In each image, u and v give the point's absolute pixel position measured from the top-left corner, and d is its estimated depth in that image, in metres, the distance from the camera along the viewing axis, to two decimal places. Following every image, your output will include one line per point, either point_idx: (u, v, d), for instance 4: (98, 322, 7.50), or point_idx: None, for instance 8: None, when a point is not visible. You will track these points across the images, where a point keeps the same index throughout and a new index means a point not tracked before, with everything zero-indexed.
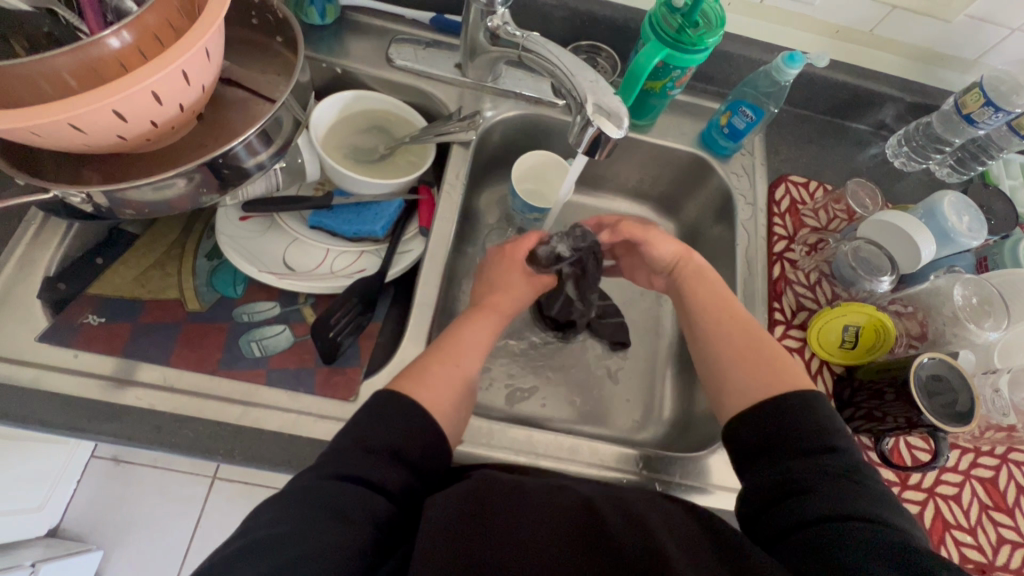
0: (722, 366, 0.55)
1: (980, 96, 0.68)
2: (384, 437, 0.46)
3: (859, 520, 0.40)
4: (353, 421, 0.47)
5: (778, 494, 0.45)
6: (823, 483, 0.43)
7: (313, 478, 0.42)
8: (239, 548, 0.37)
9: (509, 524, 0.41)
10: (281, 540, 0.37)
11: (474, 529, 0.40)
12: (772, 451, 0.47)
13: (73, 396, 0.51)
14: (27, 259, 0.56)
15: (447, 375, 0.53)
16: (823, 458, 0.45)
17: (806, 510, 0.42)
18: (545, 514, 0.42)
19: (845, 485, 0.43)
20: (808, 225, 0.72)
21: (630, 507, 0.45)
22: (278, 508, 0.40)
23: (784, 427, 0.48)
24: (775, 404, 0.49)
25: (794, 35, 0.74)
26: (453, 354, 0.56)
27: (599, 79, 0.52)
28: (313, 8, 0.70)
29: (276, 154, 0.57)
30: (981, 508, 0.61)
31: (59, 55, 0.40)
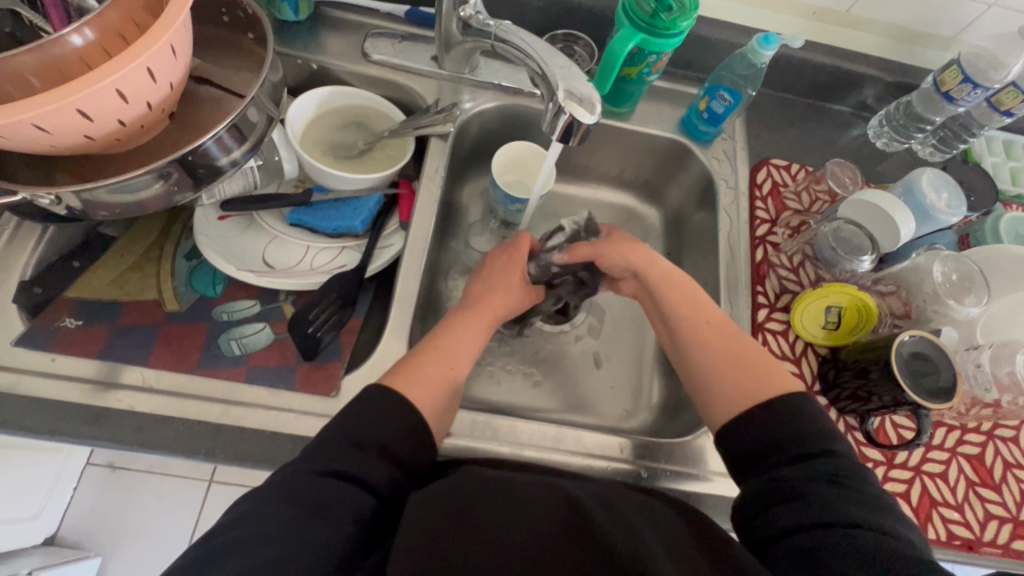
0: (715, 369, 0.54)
1: (958, 72, 0.67)
2: (367, 429, 0.46)
3: (852, 526, 0.40)
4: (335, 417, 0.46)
5: (771, 498, 0.45)
6: (816, 489, 0.43)
7: (293, 474, 0.42)
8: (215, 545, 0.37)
9: (494, 520, 0.41)
10: (256, 539, 0.36)
11: (459, 519, 0.41)
12: (768, 456, 0.47)
13: (52, 399, 0.51)
14: (3, 264, 0.55)
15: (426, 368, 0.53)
16: (817, 464, 0.45)
17: (797, 516, 0.42)
18: (529, 510, 0.42)
19: (839, 490, 0.43)
20: (790, 208, 0.72)
21: (617, 507, 0.45)
22: (256, 502, 0.40)
23: (777, 432, 0.47)
24: (766, 411, 0.49)
25: (772, 17, 0.73)
26: (431, 345, 0.56)
27: (571, 65, 0.52)
28: (286, 5, 0.70)
29: (248, 152, 0.57)
30: (968, 485, 0.61)
31: (20, 54, 0.40)
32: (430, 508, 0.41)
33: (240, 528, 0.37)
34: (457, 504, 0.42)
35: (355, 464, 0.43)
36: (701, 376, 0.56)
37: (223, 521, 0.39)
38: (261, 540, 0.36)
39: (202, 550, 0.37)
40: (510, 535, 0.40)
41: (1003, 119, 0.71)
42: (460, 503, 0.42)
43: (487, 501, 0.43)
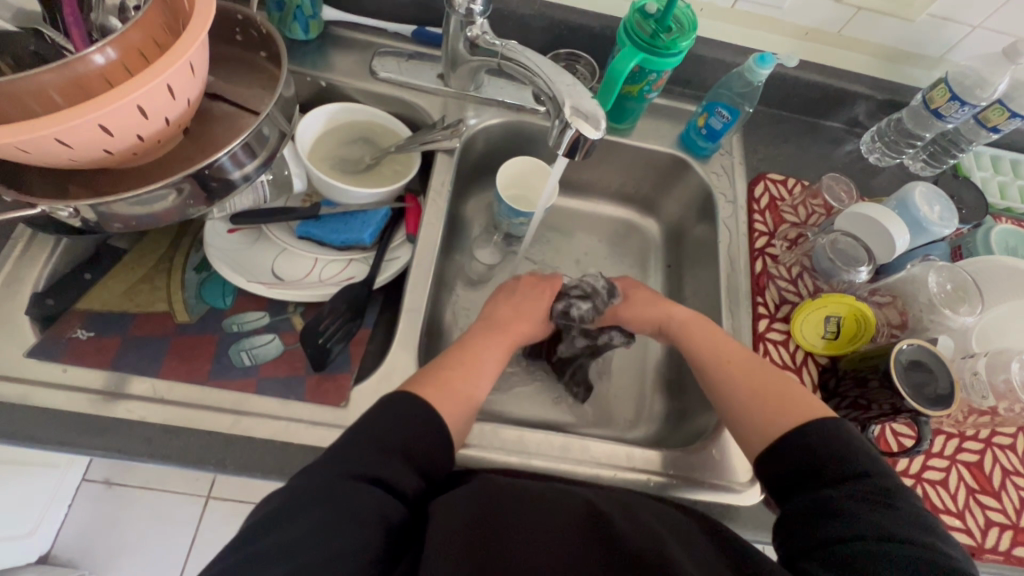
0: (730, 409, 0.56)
1: (945, 91, 0.70)
2: (389, 429, 0.46)
3: (892, 542, 0.41)
4: (372, 413, 0.48)
5: (810, 516, 0.45)
6: (856, 508, 0.44)
7: (322, 477, 0.42)
8: (238, 557, 0.37)
9: (521, 524, 0.42)
10: (292, 545, 0.37)
11: (484, 526, 0.41)
12: (809, 478, 0.48)
13: (62, 410, 0.51)
14: (15, 276, 0.56)
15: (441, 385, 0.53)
16: (857, 483, 0.45)
17: (836, 531, 0.43)
18: (554, 514, 0.44)
19: (881, 509, 0.43)
20: (788, 221, 0.74)
21: (634, 512, 0.46)
22: (282, 504, 0.40)
23: (814, 455, 0.48)
24: (805, 434, 0.50)
25: (766, 38, 0.76)
26: (464, 354, 0.58)
27: (576, 83, 0.54)
28: (296, 24, 0.71)
29: (260, 167, 0.58)
30: (968, 493, 0.62)
31: (46, 72, 0.41)
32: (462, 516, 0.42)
33: (270, 536, 0.38)
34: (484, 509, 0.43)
35: (385, 462, 0.44)
36: (725, 397, 0.57)
37: (253, 525, 0.40)
38: (288, 548, 0.37)
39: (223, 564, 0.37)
40: (530, 541, 0.41)
41: (990, 135, 0.74)
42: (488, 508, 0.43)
43: (510, 508, 0.44)
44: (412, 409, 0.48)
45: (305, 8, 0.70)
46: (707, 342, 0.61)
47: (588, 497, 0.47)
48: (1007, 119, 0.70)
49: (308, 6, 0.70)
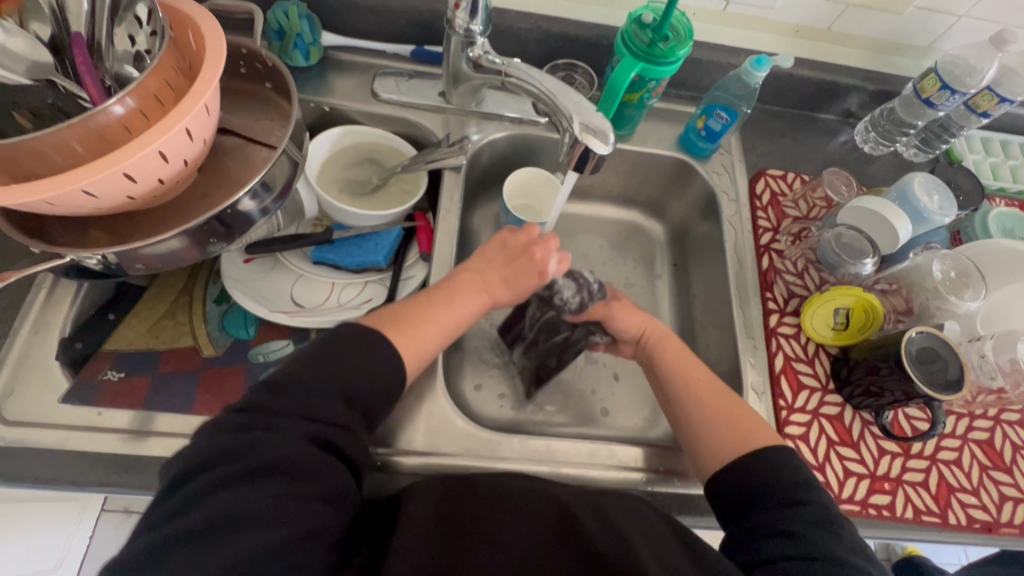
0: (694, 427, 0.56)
1: (936, 80, 0.71)
2: (337, 382, 0.47)
3: (825, 561, 0.42)
4: (322, 358, 0.48)
5: (757, 533, 0.46)
6: (804, 529, 0.44)
7: (274, 446, 0.41)
8: (168, 506, 0.38)
9: (486, 529, 0.44)
10: (237, 514, 0.37)
11: (445, 532, 0.43)
12: (755, 501, 0.48)
13: (97, 452, 0.52)
14: (41, 323, 0.57)
15: (408, 331, 0.55)
16: (802, 507, 0.46)
17: (778, 549, 0.44)
18: (523, 517, 0.45)
19: (826, 533, 0.44)
20: (790, 215, 0.76)
21: (608, 515, 0.47)
22: (228, 474, 0.38)
23: (763, 478, 0.49)
24: (763, 459, 0.50)
25: (758, 37, 0.77)
26: (435, 302, 0.59)
27: (582, 100, 0.55)
28: (297, 52, 0.72)
29: (277, 199, 0.59)
30: (981, 469, 0.64)
31: (69, 126, 0.42)
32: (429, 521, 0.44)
33: (211, 505, 0.37)
34: (442, 514, 0.45)
35: (328, 420, 0.45)
36: (690, 375, 0.60)
37: (192, 486, 0.38)
38: (221, 518, 0.36)
39: (152, 520, 0.37)
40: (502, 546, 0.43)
41: (980, 120, 0.76)
42: (445, 512, 0.45)
43: (475, 505, 0.46)
44: (387, 388, 0.50)
45: (305, 36, 0.71)
46: (685, 360, 0.62)
47: (560, 494, 0.49)
48: (997, 104, 0.72)
49: (308, 33, 0.71)
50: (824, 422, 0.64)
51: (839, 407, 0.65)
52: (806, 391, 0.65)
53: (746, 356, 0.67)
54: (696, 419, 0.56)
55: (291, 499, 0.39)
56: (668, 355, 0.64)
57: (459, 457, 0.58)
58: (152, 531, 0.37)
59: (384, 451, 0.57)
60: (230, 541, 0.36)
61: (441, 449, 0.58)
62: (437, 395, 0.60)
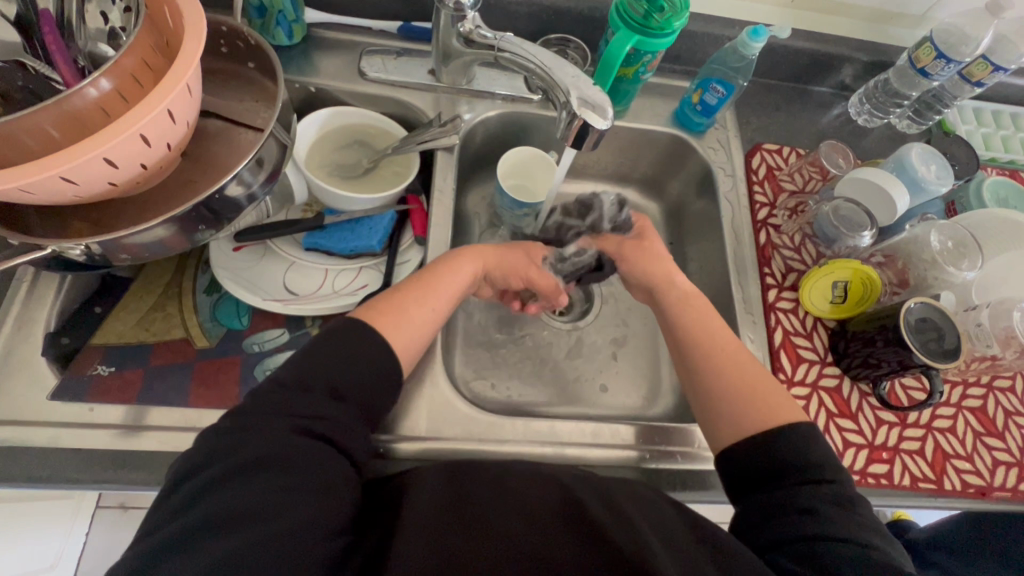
0: (708, 399, 0.55)
1: (932, 49, 0.71)
2: (325, 374, 0.47)
3: (852, 542, 0.42)
4: (307, 354, 0.48)
5: (774, 511, 0.46)
6: (829, 509, 0.44)
7: (265, 441, 0.41)
8: (183, 499, 0.38)
9: (486, 512, 0.43)
10: (236, 513, 0.37)
11: (444, 513, 0.43)
12: (771, 482, 0.48)
13: (91, 449, 0.50)
14: (24, 318, 0.55)
15: (387, 320, 0.53)
16: (829, 490, 0.46)
17: (804, 529, 0.44)
18: (524, 498, 0.45)
19: (849, 514, 0.44)
20: (786, 189, 0.75)
21: (618, 504, 0.46)
22: (227, 471, 0.39)
23: (786, 459, 0.48)
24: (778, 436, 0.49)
25: (753, 8, 0.76)
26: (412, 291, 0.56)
27: (579, 74, 0.54)
28: (279, 30, 0.69)
29: (265, 182, 0.57)
30: (975, 436, 0.65)
31: (43, 109, 0.39)
32: (428, 502, 0.44)
33: (219, 502, 0.37)
34: (445, 495, 0.45)
35: (315, 419, 0.44)
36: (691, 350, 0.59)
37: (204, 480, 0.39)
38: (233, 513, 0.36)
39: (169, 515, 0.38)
40: (502, 535, 0.41)
41: (974, 89, 0.76)
42: (450, 494, 0.45)
43: (478, 494, 0.45)
44: (373, 372, 0.49)
45: (288, 13, 0.68)
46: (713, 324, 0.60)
47: (563, 479, 0.48)
48: (990, 72, 0.72)
49: (290, 10, 0.68)
50: (823, 394, 0.64)
51: (837, 379, 0.66)
52: (805, 364, 0.66)
53: (745, 331, 0.67)
54: (716, 388, 0.55)
55: (288, 492, 0.39)
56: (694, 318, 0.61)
57: (462, 441, 0.57)
58: (164, 523, 0.37)
59: (385, 438, 0.56)
60: (237, 530, 0.36)
61: (444, 434, 0.57)
62: (437, 379, 0.60)
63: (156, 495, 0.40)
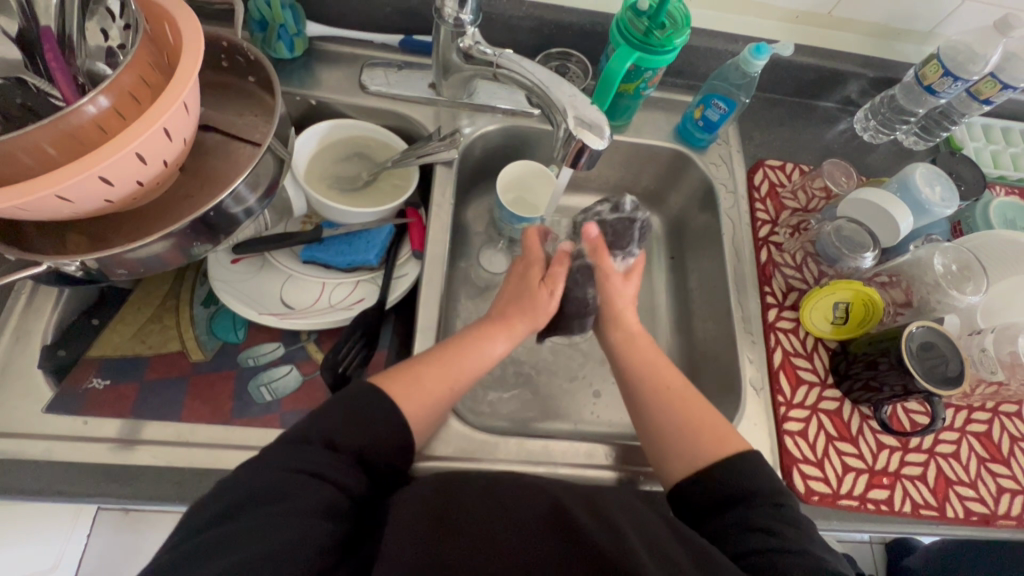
0: (665, 437, 0.54)
1: (938, 67, 0.70)
2: (320, 425, 0.46)
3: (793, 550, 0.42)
4: (322, 406, 0.47)
5: (736, 528, 0.46)
6: (774, 525, 0.44)
7: (271, 474, 0.41)
8: (193, 528, 0.38)
9: (476, 525, 0.43)
10: (244, 534, 0.37)
11: (436, 527, 0.42)
12: (717, 511, 0.48)
13: (84, 463, 0.51)
14: (21, 330, 0.55)
15: (406, 389, 0.52)
16: (771, 506, 0.46)
17: (753, 544, 0.44)
18: (516, 512, 0.44)
19: (794, 528, 0.44)
20: (789, 207, 0.75)
21: (602, 507, 0.46)
22: (235, 496, 0.40)
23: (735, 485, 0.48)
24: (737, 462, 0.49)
25: (758, 24, 0.75)
26: (435, 364, 0.54)
27: (578, 93, 0.54)
28: (281, 43, 0.70)
29: (262, 198, 0.57)
30: (979, 462, 0.64)
31: (40, 127, 0.39)
32: (419, 517, 0.43)
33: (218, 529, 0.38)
34: (438, 509, 0.44)
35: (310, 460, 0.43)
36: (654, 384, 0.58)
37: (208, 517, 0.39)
38: (224, 538, 0.37)
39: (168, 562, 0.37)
40: (498, 550, 0.41)
41: (982, 107, 0.74)
42: (443, 508, 0.44)
43: (466, 507, 0.45)
44: (375, 419, 0.47)
45: (289, 26, 0.69)
46: (657, 364, 0.59)
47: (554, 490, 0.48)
48: (999, 91, 0.71)
49: (291, 24, 0.69)
50: (822, 417, 0.63)
51: (838, 402, 0.65)
52: (805, 386, 0.65)
53: (744, 351, 0.66)
54: (668, 425, 0.55)
55: (289, 512, 0.39)
56: (639, 360, 0.60)
57: (455, 459, 0.57)
58: (187, 539, 0.38)
59: None
60: (240, 542, 0.36)
61: (437, 452, 0.57)
62: None
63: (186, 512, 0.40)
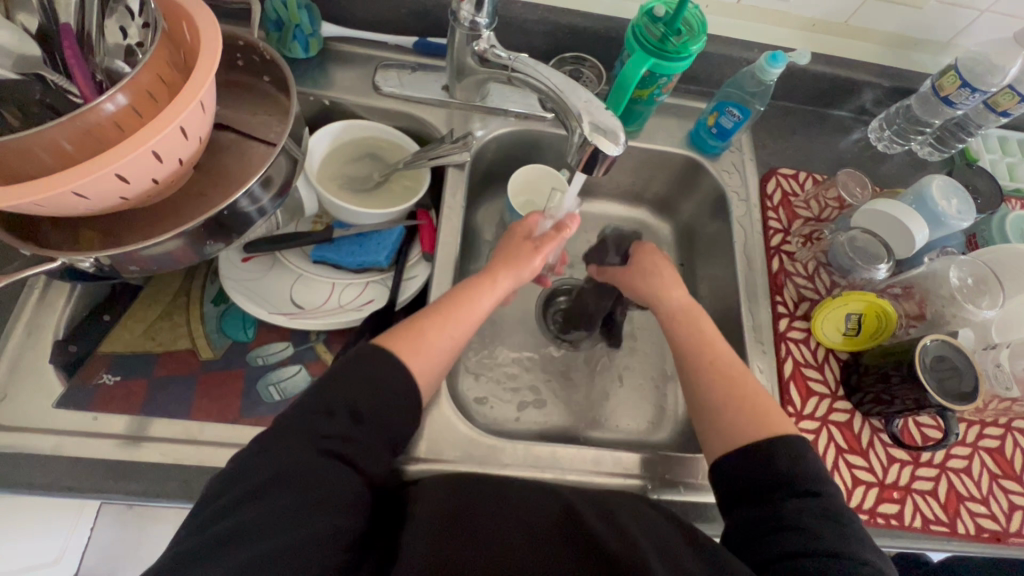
0: (709, 405, 0.55)
1: (956, 78, 0.69)
2: (345, 398, 0.45)
3: (837, 556, 0.42)
4: (344, 372, 0.47)
5: (766, 526, 0.45)
6: (812, 524, 0.44)
7: (292, 456, 0.41)
8: (207, 516, 0.38)
9: (486, 526, 0.42)
10: (266, 526, 0.37)
11: (447, 524, 0.42)
12: (749, 491, 0.48)
13: (93, 459, 0.51)
14: (34, 325, 0.56)
15: (413, 345, 0.51)
16: (808, 500, 0.45)
17: (791, 543, 0.43)
18: (526, 515, 0.44)
19: (832, 526, 0.44)
20: (802, 216, 0.74)
21: (612, 512, 0.46)
22: (259, 480, 0.39)
23: (767, 474, 0.47)
24: (770, 448, 0.48)
25: (773, 31, 0.75)
26: (437, 316, 0.54)
27: (593, 98, 0.54)
28: (296, 43, 0.70)
29: (276, 198, 0.57)
30: (991, 478, 0.63)
31: (58, 124, 0.40)
32: (427, 514, 0.43)
33: (238, 515, 0.37)
34: (449, 508, 0.44)
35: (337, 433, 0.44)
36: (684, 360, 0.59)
37: (227, 500, 0.39)
38: (246, 527, 0.37)
39: (175, 549, 0.37)
40: (508, 548, 0.41)
41: (1000, 119, 0.74)
42: (454, 508, 0.44)
43: (475, 508, 0.44)
44: (396, 389, 0.47)
45: (305, 27, 0.69)
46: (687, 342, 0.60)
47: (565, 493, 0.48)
48: (1018, 103, 0.70)
49: (307, 24, 0.69)
50: (832, 429, 0.63)
51: (848, 414, 0.64)
52: (815, 397, 0.64)
53: (755, 361, 0.66)
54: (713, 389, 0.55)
55: (311, 507, 0.39)
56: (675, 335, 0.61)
57: (461, 463, 0.57)
58: (205, 527, 0.38)
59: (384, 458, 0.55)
60: (265, 536, 0.37)
61: (444, 455, 0.57)
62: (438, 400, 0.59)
63: (197, 502, 0.40)
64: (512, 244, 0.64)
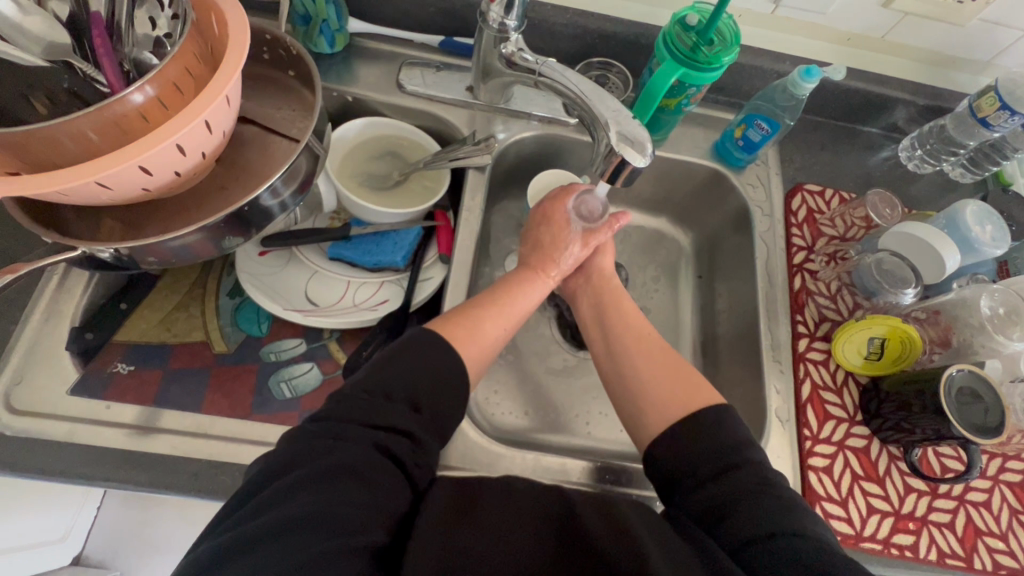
0: (663, 399, 0.52)
1: (995, 99, 0.67)
2: (402, 382, 0.47)
3: (767, 536, 0.40)
4: (391, 358, 0.48)
5: (709, 519, 0.43)
6: (743, 505, 0.43)
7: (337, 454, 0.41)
8: (230, 524, 0.37)
9: (495, 521, 0.41)
10: (294, 521, 0.36)
11: (456, 516, 0.41)
12: (691, 474, 0.46)
13: (105, 448, 0.51)
14: (53, 310, 0.56)
15: (469, 332, 0.54)
16: (746, 481, 0.44)
17: (741, 531, 0.41)
18: (535, 511, 0.43)
19: (769, 501, 0.43)
20: (827, 234, 0.73)
21: None
22: (306, 474, 0.39)
23: (702, 454, 0.47)
24: (693, 425, 0.49)
25: (806, 43, 0.73)
26: (486, 305, 0.57)
27: (621, 108, 0.53)
28: (322, 38, 0.70)
29: (296, 194, 0.56)
30: (1011, 513, 0.61)
31: (85, 114, 0.39)
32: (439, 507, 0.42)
33: (269, 513, 0.37)
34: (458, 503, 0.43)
35: (391, 424, 0.44)
36: (623, 347, 0.58)
37: (261, 497, 0.38)
38: (277, 525, 0.36)
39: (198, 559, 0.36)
40: (509, 544, 0.40)
41: None
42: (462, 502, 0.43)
43: (486, 503, 0.43)
44: (439, 379, 0.49)
45: (331, 22, 0.69)
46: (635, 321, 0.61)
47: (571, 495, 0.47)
48: None
49: (334, 19, 0.69)
50: (848, 454, 0.61)
51: (866, 440, 0.63)
52: (832, 421, 0.63)
53: (772, 381, 0.64)
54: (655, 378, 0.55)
55: (345, 503, 0.38)
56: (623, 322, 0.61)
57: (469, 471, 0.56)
58: (235, 527, 0.37)
59: None
60: (296, 547, 0.35)
61: (453, 462, 0.56)
62: None
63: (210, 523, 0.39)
64: (548, 236, 0.66)
